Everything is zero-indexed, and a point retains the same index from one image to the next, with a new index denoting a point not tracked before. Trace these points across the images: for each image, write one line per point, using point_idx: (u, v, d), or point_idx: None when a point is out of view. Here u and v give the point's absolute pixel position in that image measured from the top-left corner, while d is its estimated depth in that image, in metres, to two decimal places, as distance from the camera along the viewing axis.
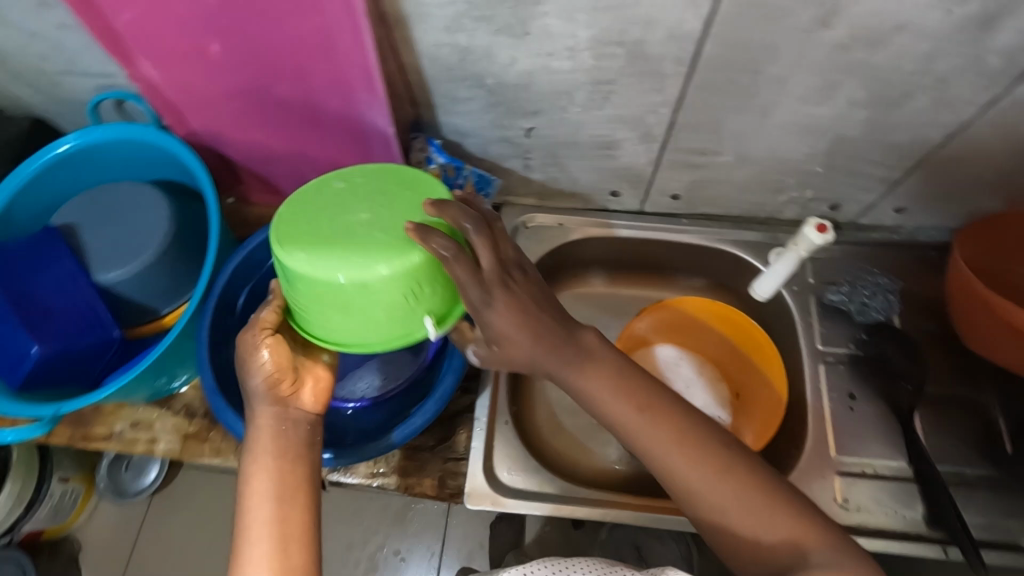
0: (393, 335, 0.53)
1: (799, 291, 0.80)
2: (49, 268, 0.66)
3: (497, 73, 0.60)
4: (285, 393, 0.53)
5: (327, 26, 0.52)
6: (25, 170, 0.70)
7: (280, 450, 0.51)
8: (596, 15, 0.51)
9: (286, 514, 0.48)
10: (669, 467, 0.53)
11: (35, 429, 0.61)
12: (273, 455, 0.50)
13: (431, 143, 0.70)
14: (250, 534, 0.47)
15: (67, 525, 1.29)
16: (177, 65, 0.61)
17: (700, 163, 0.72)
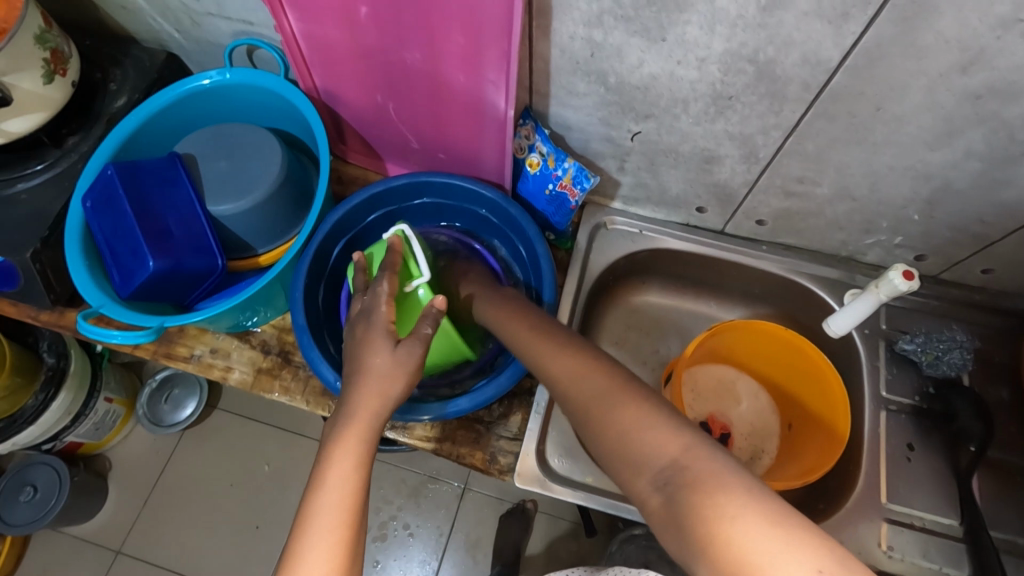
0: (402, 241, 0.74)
1: (870, 334, 0.79)
2: (172, 190, 0.71)
3: (621, 73, 0.62)
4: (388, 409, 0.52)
5: (479, 5, 0.55)
6: (161, 98, 0.76)
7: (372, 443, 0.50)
8: (737, 30, 0.53)
9: (358, 512, 0.46)
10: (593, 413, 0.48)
11: (140, 335, 0.66)
12: (363, 448, 0.49)
13: (537, 131, 0.73)
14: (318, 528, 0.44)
15: (102, 444, 1.37)
16: (321, 22, 0.64)
17: (796, 192, 0.72)
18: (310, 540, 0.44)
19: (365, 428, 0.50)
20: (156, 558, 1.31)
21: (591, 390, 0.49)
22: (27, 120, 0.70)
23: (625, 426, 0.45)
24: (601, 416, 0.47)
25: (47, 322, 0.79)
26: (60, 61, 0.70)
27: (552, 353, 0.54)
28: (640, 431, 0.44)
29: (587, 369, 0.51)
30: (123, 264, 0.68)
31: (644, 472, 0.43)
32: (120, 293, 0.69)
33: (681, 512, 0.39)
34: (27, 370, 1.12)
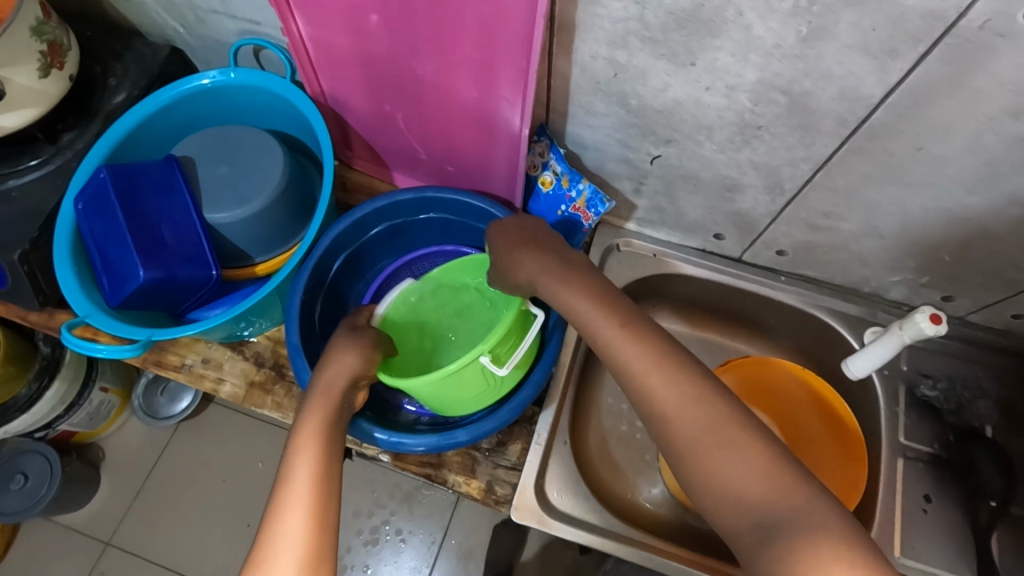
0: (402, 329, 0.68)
1: (889, 377, 0.75)
2: (167, 195, 0.68)
3: (644, 96, 0.58)
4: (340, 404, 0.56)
5: (497, 21, 0.51)
6: (161, 97, 0.73)
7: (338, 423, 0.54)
8: (772, 60, 0.49)
9: (327, 482, 0.49)
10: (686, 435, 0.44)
11: (127, 350, 0.64)
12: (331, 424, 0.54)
13: (553, 150, 0.70)
14: (281, 521, 0.46)
15: (95, 434, 1.35)
16: (331, 27, 0.61)
17: (821, 225, 0.69)
18: (285, 512, 0.46)
19: (331, 408, 0.55)
20: (144, 552, 1.30)
21: (695, 415, 0.45)
22: (20, 116, 0.67)
23: (726, 469, 0.43)
24: (704, 445, 0.44)
25: (36, 324, 0.76)
26: (57, 55, 0.67)
27: (636, 354, 0.48)
28: (738, 466, 0.43)
29: (685, 390, 0.46)
30: (114, 272, 0.65)
31: (739, 508, 0.41)
32: (109, 302, 0.66)
33: (781, 560, 0.39)
34: (22, 358, 1.11)
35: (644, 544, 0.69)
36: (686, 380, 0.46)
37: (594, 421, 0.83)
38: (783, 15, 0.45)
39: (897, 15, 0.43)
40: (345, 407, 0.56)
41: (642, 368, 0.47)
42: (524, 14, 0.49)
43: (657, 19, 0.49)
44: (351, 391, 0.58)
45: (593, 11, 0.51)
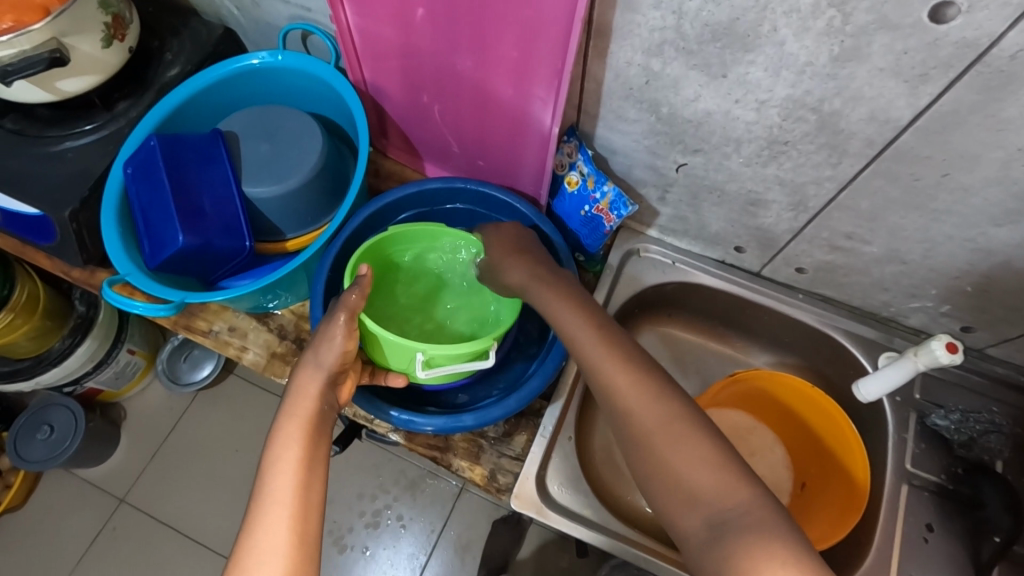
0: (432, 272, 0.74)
1: (901, 404, 0.75)
2: (208, 168, 0.71)
3: (675, 105, 0.59)
4: (334, 381, 0.57)
5: (537, 22, 0.53)
6: (212, 74, 0.77)
7: (315, 428, 0.54)
8: (803, 77, 0.50)
9: (308, 481, 0.51)
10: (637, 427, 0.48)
11: (161, 309, 0.67)
12: (308, 434, 0.53)
13: (581, 151, 0.71)
14: (264, 529, 0.48)
15: (120, 393, 1.40)
16: (379, 16, 0.63)
17: (843, 247, 0.69)
18: (265, 516, 0.49)
19: (313, 404, 0.55)
20: (156, 512, 1.34)
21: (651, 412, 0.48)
22: (81, 82, 0.71)
23: (682, 460, 0.46)
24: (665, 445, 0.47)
25: (78, 280, 0.81)
26: (120, 26, 0.71)
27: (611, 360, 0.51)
28: (683, 449, 0.47)
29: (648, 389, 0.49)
30: (156, 237, 0.68)
31: (686, 487, 0.45)
32: (150, 265, 0.70)
33: (729, 556, 0.42)
34: (58, 314, 1.17)
35: (639, 544, 0.70)
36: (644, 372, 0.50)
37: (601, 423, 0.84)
38: (816, 34, 0.46)
39: (931, 40, 0.43)
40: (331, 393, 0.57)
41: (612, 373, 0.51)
42: (564, 16, 0.51)
43: (692, 30, 0.50)
44: (331, 389, 0.57)
45: (631, 18, 0.52)
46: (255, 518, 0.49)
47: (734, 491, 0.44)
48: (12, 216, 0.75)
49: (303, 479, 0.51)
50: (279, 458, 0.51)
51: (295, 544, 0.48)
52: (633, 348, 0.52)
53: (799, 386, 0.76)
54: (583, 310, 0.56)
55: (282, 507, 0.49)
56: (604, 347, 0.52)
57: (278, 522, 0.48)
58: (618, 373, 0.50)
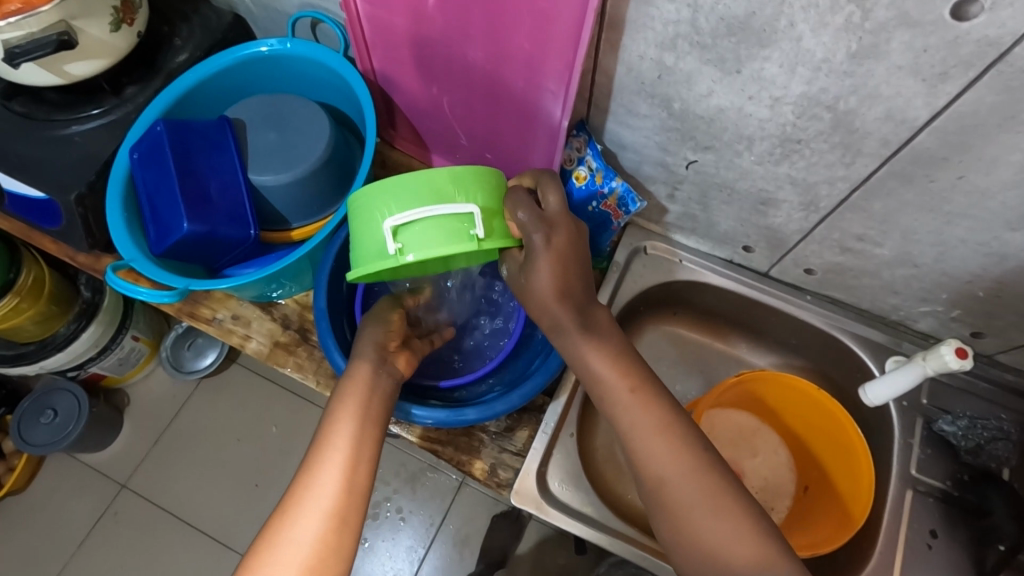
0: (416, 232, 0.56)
1: (908, 408, 0.74)
2: (214, 155, 0.71)
3: (687, 100, 0.59)
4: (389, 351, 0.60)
5: (550, 12, 0.53)
6: (221, 61, 0.76)
7: (373, 394, 0.56)
8: (819, 74, 0.49)
9: (360, 441, 0.53)
10: (668, 495, 0.52)
11: (166, 296, 0.67)
12: (363, 396, 0.55)
13: (590, 146, 0.70)
14: (315, 481, 0.51)
15: (123, 379, 1.41)
16: (390, 5, 0.62)
17: (853, 248, 0.68)
18: (319, 467, 0.52)
19: (371, 373, 0.57)
20: (158, 498, 1.35)
21: (686, 482, 0.52)
22: (90, 66, 0.71)
23: (713, 531, 0.50)
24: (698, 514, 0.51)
25: (83, 265, 0.81)
26: (130, 11, 0.71)
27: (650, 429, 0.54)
28: (714, 520, 0.50)
29: (684, 459, 0.53)
30: (162, 223, 0.68)
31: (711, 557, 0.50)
32: (155, 251, 0.69)
33: None
34: (64, 299, 1.18)
35: (639, 543, 0.69)
36: (682, 441, 0.53)
37: (603, 421, 0.83)
38: (834, 29, 0.45)
39: (952, 38, 0.42)
40: (388, 364, 0.59)
41: (648, 440, 0.53)
42: (577, 7, 0.50)
43: (707, 24, 0.50)
44: (387, 360, 0.59)
45: (645, 11, 0.51)
46: (311, 466, 0.52)
47: (765, 555, 0.49)
48: (18, 199, 0.75)
49: (356, 440, 0.53)
50: (337, 416, 0.54)
51: (342, 497, 0.51)
52: (670, 417, 0.55)
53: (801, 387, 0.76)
54: (623, 366, 0.56)
55: (336, 461, 0.52)
56: (645, 412, 0.54)
57: (331, 473, 0.51)
58: (659, 439, 0.53)
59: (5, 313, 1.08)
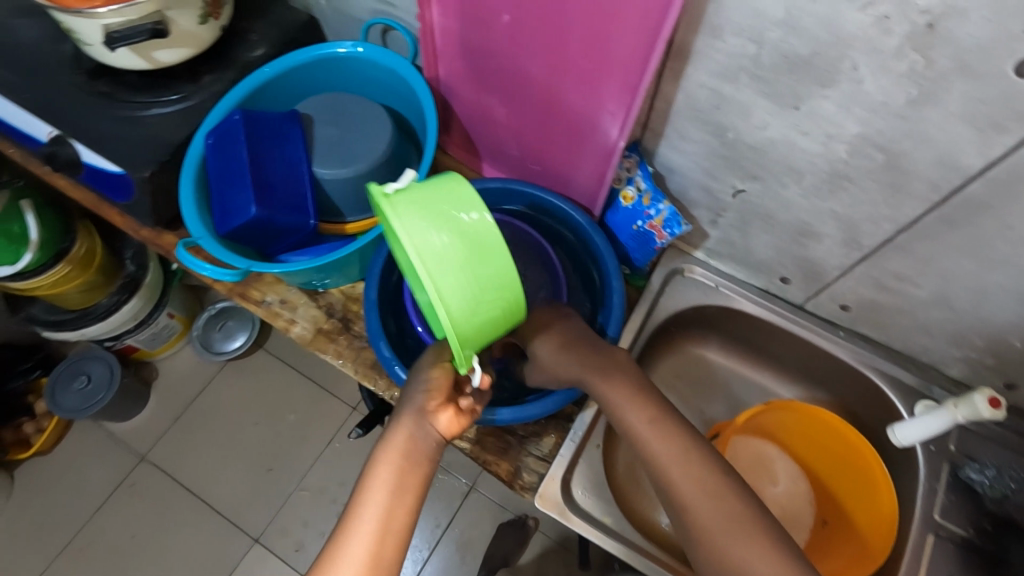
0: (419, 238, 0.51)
1: (933, 453, 0.74)
2: (280, 146, 0.75)
3: (741, 130, 0.61)
4: (429, 408, 0.58)
5: (619, 39, 0.56)
6: (295, 58, 0.81)
7: (414, 463, 0.56)
8: (876, 116, 0.51)
9: (391, 517, 0.53)
10: (696, 511, 0.56)
11: (229, 274, 0.71)
12: (402, 468, 0.55)
13: (640, 167, 0.72)
14: (339, 558, 0.51)
15: (155, 354, 1.45)
16: (463, 18, 0.66)
17: (892, 288, 0.69)
18: (348, 539, 0.52)
19: (403, 448, 0.56)
20: (176, 472, 1.39)
21: (710, 504, 0.56)
22: (175, 53, 0.76)
23: (742, 555, 0.53)
24: (720, 537, 0.55)
25: (145, 239, 0.85)
26: (216, 6, 0.76)
27: (671, 454, 0.59)
28: (747, 548, 0.54)
29: (704, 477, 0.58)
30: (228, 205, 0.72)
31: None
32: (218, 230, 0.74)
33: None
34: (110, 271, 1.24)
35: (659, 560, 0.70)
36: (699, 460, 0.58)
37: None
38: (896, 75, 0.47)
39: (1012, 92, 0.44)
40: (423, 436, 0.57)
41: (675, 469, 0.58)
42: (649, 35, 0.53)
43: (771, 59, 0.52)
44: (426, 423, 0.57)
45: (710, 43, 0.54)
46: (343, 533, 0.52)
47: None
48: (93, 171, 0.80)
49: (387, 516, 0.53)
50: (373, 482, 0.54)
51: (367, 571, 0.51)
52: (687, 437, 0.60)
53: (807, 413, 0.78)
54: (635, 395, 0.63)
55: (363, 536, 0.52)
56: (667, 435, 0.60)
57: (362, 544, 0.51)
58: (677, 464, 0.59)
59: (55, 279, 1.13)
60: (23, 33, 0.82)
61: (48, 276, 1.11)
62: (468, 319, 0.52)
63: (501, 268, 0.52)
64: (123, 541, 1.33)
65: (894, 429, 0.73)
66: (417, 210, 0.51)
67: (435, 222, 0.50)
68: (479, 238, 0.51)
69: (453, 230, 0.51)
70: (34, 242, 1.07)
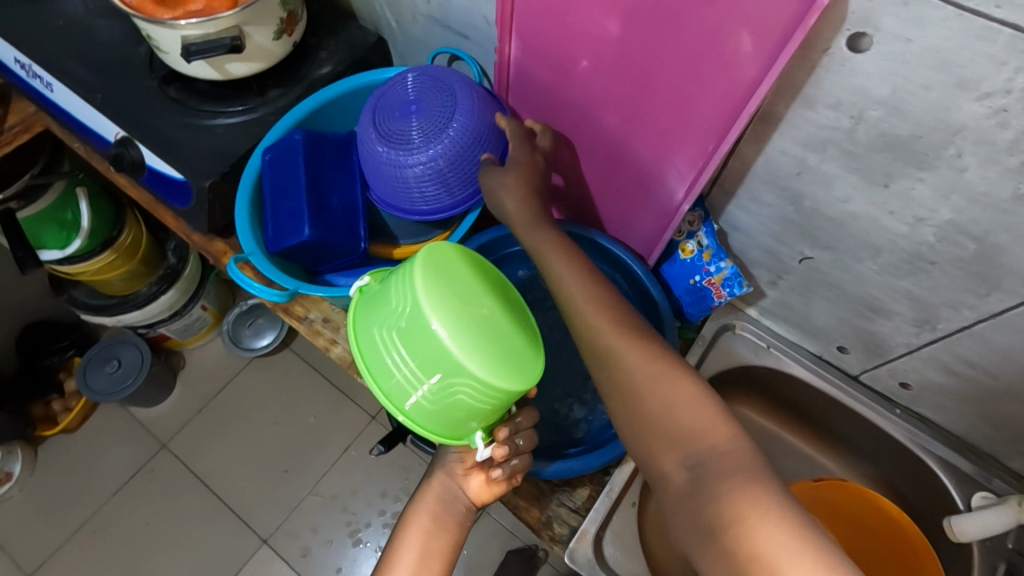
0: (381, 347, 0.52)
1: (988, 549, 0.70)
2: (334, 170, 0.77)
3: (820, 200, 0.58)
4: (460, 473, 0.59)
5: (700, 104, 0.55)
6: (362, 80, 0.82)
7: (440, 528, 0.57)
8: (974, 206, 0.49)
9: None
10: (641, 377, 0.51)
11: (278, 294, 0.70)
12: (429, 535, 0.57)
13: (705, 223, 0.70)
14: None
15: (186, 343, 1.47)
16: (540, 57, 0.65)
17: (960, 373, 0.66)
18: None
19: (433, 515, 0.57)
20: (194, 463, 1.39)
21: (648, 365, 0.52)
22: (247, 67, 0.76)
23: (670, 406, 0.50)
24: (663, 407, 0.50)
25: (196, 243, 0.86)
26: (291, 24, 0.77)
27: (593, 308, 0.55)
28: (692, 410, 0.49)
29: (649, 347, 0.53)
30: (285, 223, 0.72)
31: (682, 444, 0.48)
32: (270, 248, 0.73)
33: (710, 501, 0.44)
34: (152, 261, 1.26)
35: None
36: (635, 329, 0.54)
37: None
38: (1004, 168, 0.45)
39: None
40: (450, 505, 0.58)
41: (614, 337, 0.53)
42: (732, 105, 0.52)
43: (865, 137, 0.50)
44: (455, 491, 0.59)
45: (800, 113, 0.52)
46: None
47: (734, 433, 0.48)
48: (154, 175, 0.81)
49: None
50: (401, 546, 0.56)
51: None
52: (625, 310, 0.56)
53: (865, 496, 0.73)
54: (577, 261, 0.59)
55: None
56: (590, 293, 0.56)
57: None
58: (610, 327, 0.54)
59: (100, 266, 1.15)
60: (104, 34, 0.84)
61: (94, 263, 1.14)
62: (449, 412, 0.52)
63: (460, 381, 0.50)
64: (135, 526, 1.34)
65: (948, 521, 0.70)
66: (375, 328, 0.53)
67: (381, 332, 0.52)
68: (427, 345, 0.50)
69: (407, 348, 0.51)
70: (85, 229, 1.10)
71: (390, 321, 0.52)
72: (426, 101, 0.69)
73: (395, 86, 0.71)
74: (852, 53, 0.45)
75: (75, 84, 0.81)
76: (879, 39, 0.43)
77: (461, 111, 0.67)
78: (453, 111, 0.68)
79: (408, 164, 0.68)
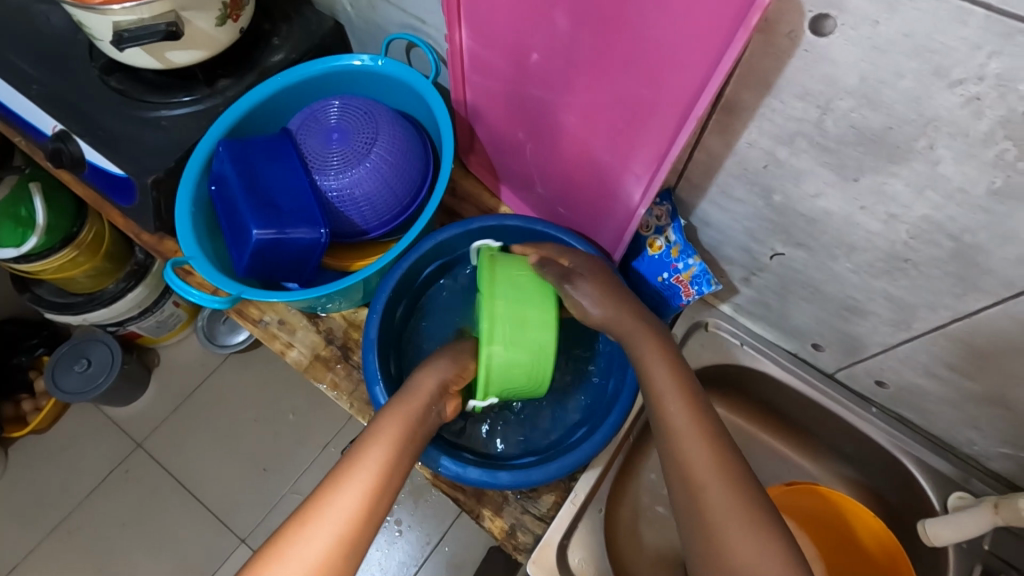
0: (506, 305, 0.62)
1: (966, 553, 0.68)
2: (277, 163, 0.70)
3: (791, 195, 0.55)
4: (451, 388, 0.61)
5: (650, 101, 0.51)
6: (309, 69, 0.77)
7: (418, 426, 0.57)
8: (950, 203, 0.45)
9: (391, 473, 0.53)
10: (691, 469, 0.50)
11: (218, 302, 0.67)
12: (408, 428, 0.56)
13: (673, 218, 0.66)
14: (331, 503, 0.50)
15: (158, 341, 1.43)
16: (495, 44, 0.61)
17: (939, 374, 0.63)
18: (340, 491, 0.50)
19: (414, 413, 0.57)
20: (168, 463, 1.36)
21: (702, 461, 0.50)
22: (190, 55, 0.72)
23: (731, 531, 0.46)
24: (708, 506, 0.48)
25: (146, 243, 0.82)
26: (236, 8, 0.72)
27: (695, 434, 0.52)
28: (736, 523, 0.47)
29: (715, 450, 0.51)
30: (239, 239, 0.68)
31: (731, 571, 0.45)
32: (240, 271, 0.70)
33: None
34: (119, 258, 1.21)
35: None
36: (723, 447, 0.51)
37: (633, 491, 0.79)
38: (981, 163, 0.41)
39: None
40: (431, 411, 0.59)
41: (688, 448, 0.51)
42: (685, 102, 0.49)
43: (835, 128, 0.46)
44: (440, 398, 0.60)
45: (766, 103, 0.48)
46: (340, 477, 0.51)
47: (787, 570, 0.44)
48: (97, 171, 0.76)
49: (385, 474, 0.53)
50: (380, 434, 0.54)
51: (356, 524, 0.49)
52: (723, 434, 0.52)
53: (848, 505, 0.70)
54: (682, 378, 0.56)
55: (361, 485, 0.51)
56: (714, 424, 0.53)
57: (355, 491, 0.51)
58: (685, 427, 0.52)
59: (61, 264, 1.10)
60: (42, 20, 0.79)
61: (54, 260, 1.08)
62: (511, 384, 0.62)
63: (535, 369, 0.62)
64: (109, 528, 1.31)
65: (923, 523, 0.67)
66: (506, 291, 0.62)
67: (509, 292, 0.62)
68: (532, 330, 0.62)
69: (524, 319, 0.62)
70: (41, 226, 1.04)
71: (520, 290, 0.63)
72: (349, 128, 0.73)
73: (320, 110, 0.75)
74: (816, 37, 0.41)
75: (10, 75, 0.76)
76: (845, 21, 0.39)
77: (383, 142, 0.72)
78: (351, 121, 0.73)
79: (340, 181, 0.71)
